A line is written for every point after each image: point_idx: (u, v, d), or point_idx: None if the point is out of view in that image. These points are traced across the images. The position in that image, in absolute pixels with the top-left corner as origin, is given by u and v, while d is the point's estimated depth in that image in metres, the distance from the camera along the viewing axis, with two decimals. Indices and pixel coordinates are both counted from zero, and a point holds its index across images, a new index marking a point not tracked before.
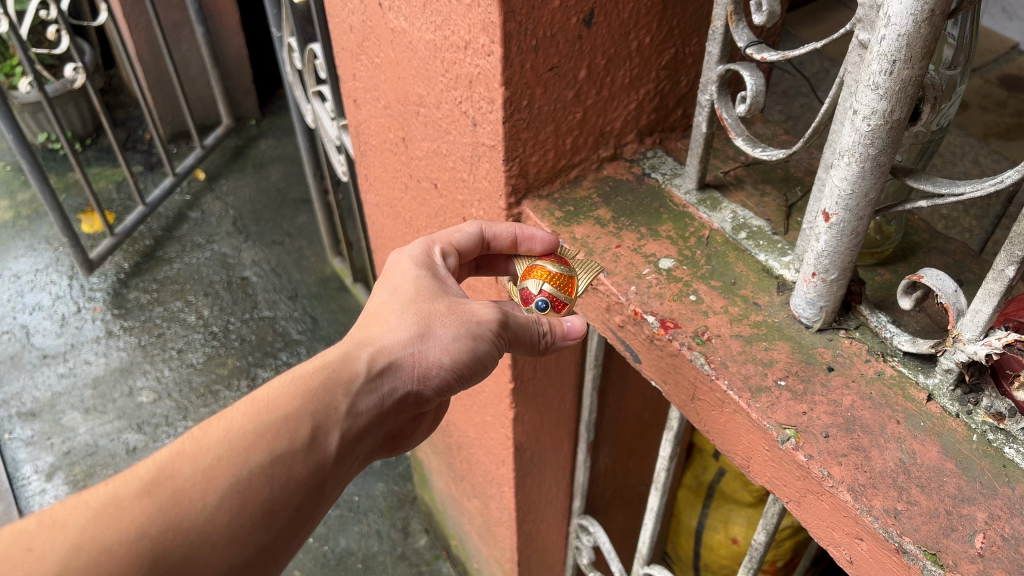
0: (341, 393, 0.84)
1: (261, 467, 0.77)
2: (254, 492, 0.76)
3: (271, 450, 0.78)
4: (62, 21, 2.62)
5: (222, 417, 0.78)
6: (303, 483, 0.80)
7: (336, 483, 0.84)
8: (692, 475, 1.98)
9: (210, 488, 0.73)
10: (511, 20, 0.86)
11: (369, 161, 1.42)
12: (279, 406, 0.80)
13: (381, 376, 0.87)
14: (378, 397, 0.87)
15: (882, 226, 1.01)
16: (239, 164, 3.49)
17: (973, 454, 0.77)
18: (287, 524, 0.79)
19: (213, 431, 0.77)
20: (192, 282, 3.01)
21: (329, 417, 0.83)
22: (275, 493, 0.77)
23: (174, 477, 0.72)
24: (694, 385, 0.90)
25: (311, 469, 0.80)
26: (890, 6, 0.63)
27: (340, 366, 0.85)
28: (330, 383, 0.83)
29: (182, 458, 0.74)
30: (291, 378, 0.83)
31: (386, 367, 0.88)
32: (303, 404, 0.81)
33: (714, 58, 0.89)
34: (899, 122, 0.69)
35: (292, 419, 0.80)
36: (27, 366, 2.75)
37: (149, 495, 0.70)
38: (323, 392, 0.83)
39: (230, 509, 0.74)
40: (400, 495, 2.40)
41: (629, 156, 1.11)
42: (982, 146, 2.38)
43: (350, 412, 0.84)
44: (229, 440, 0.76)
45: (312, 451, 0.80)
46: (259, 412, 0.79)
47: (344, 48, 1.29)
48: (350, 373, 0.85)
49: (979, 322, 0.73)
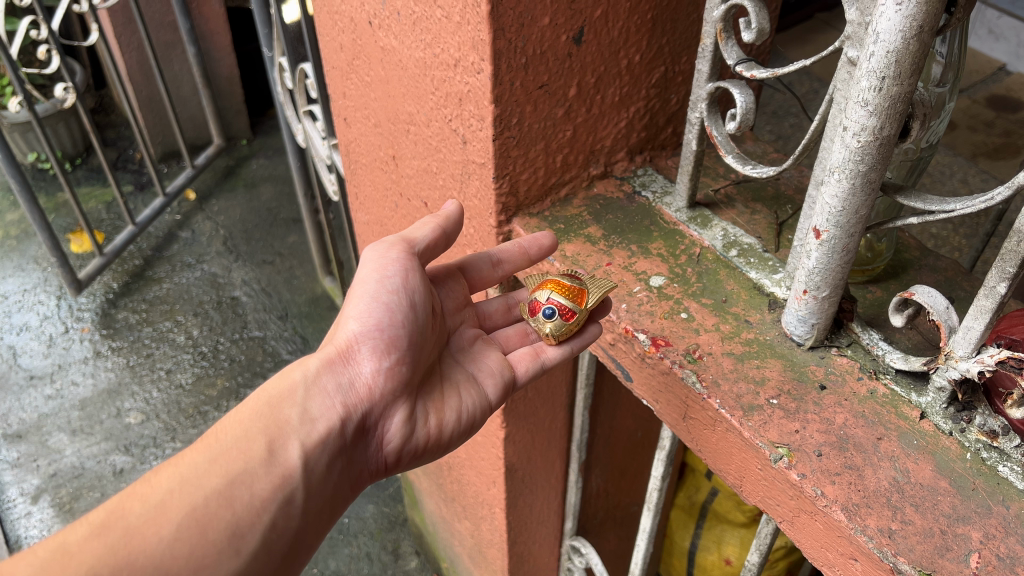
0: (287, 406, 0.86)
1: (218, 493, 0.77)
2: (212, 520, 0.76)
3: (227, 473, 0.79)
4: (53, 41, 2.62)
5: (177, 458, 0.80)
6: (268, 500, 0.80)
7: (310, 496, 0.84)
8: (685, 495, 1.96)
9: (164, 522, 0.74)
10: (500, 37, 0.86)
11: (359, 179, 1.42)
12: (227, 434, 0.82)
13: (320, 375, 0.89)
14: (325, 396, 0.88)
15: (872, 243, 1.00)
16: (230, 184, 3.49)
17: (967, 472, 0.76)
18: (260, 546, 0.79)
19: (164, 471, 0.78)
20: (181, 302, 3.00)
21: (281, 432, 0.84)
22: (239, 516, 0.77)
23: (126, 517, 0.73)
24: (686, 403, 0.89)
25: (273, 484, 0.81)
26: (878, 23, 0.63)
27: (276, 383, 0.88)
28: (273, 401, 0.86)
29: (134, 499, 0.75)
30: (237, 412, 0.85)
31: (320, 364, 0.89)
32: (251, 424, 0.83)
33: (704, 75, 0.89)
34: (889, 139, 0.69)
35: (242, 442, 0.82)
36: (13, 387, 2.73)
37: (100, 538, 0.71)
38: (269, 410, 0.85)
39: (190, 540, 0.74)
40: (390, 517, 2.37)
41: (619, 174, 1.11)
42: (971, 166, 2.39)
43: (304, 420, 0.86)
44: (181, 474, 0.78)
45: (272, 466, 0.81)
46: (210, 444, 0.81)
47: (334, 67, 1.29)
48: (289, 385, 0.88)
49: (972, 339, 0.72)
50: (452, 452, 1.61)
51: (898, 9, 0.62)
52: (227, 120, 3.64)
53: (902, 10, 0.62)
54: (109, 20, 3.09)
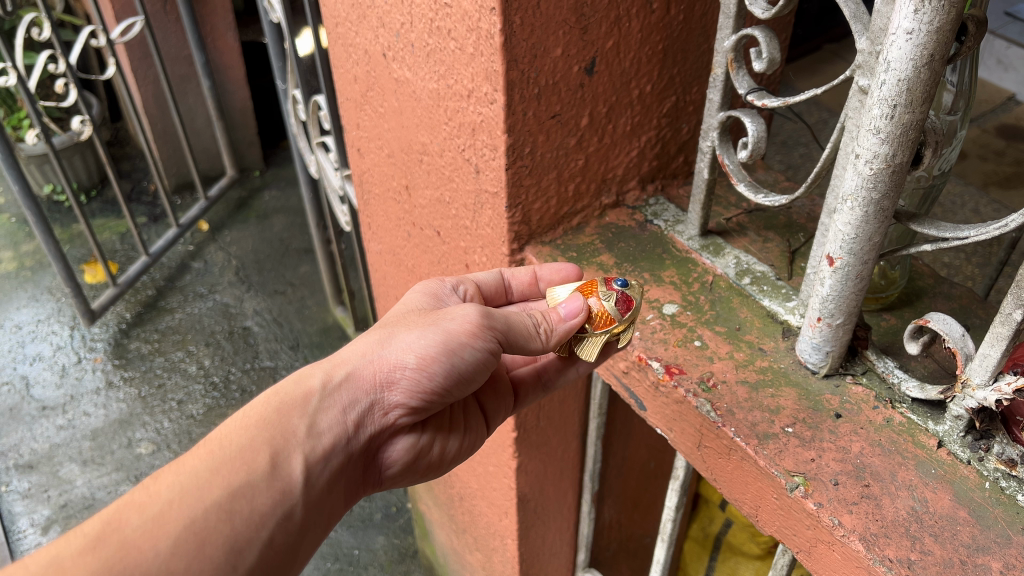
0: (297, 416, 0.82)
1: (218, 505, 0.74)
2: (211, 534, 0.73)
3: (229, 485, 0.75)
4: (71, 74, 2.65)
5: (177, 462, 0.76)
6: (267, 515, 0.77)
7: (309, 509, 0.81)
8: (699, 527, 1.94)
9: (163, 535, 0.70)
10: (514, 68, 0.87)
11: (372, 209, 1.43)
12: (232, 440, 0.78)
13: (340, 390, 0.84)
14: (340, 413, 0.84)
15: (886, 270, 0.99)
16: (243, 215, 3.52)
17: (986, 502, 0.75)
18: (257, 561, 0.76)
19: (164, 477, 0.74)
20: (193, 332, 3.01)
21: (288, 443, 0.80)
22: (237, 530, 0.75)
23: (122, 529, 0.70)
24: (700, 431, 0.89)
25: (273, 499, 0.77)
26: (890, 52, 0.64)
27: (292, 388, 0.83)
28: (284, 409, 0.81)
29: (130, 508, 0.71)
30: (243, 414, 0.81)
31: (345, 379, 0.85)
32: (257, 433, 0.79)
33: (715, 105, 0.90)
34: (901, 166, 0.69)
35: (248, 451, 0.78)
36: (26, 418, 2.74)
37: (94, 552, 0.68)
38: (276, 419, 0.81)
39: (188, 555, 0.71)
40: (401, 549, 2.35)
41: (631, 204, 1.12)
42: (982, 196, 2.39)
43: (311, 433, 0.82)
44: (181, 483, 0.74)
45: (274, 479, 0.78)
46: (213, 450, 0.77)
47: (348, 98, 1.30)
48: (303, 392, 0.83)
49: (989, 366, 0.72)
50: (463, 482, 1.61)
51: (909, 38, 0.62)
52: (240, 152, 3.68)
53: (914, 39, 0.62)
54: (126, 54, 3.13)
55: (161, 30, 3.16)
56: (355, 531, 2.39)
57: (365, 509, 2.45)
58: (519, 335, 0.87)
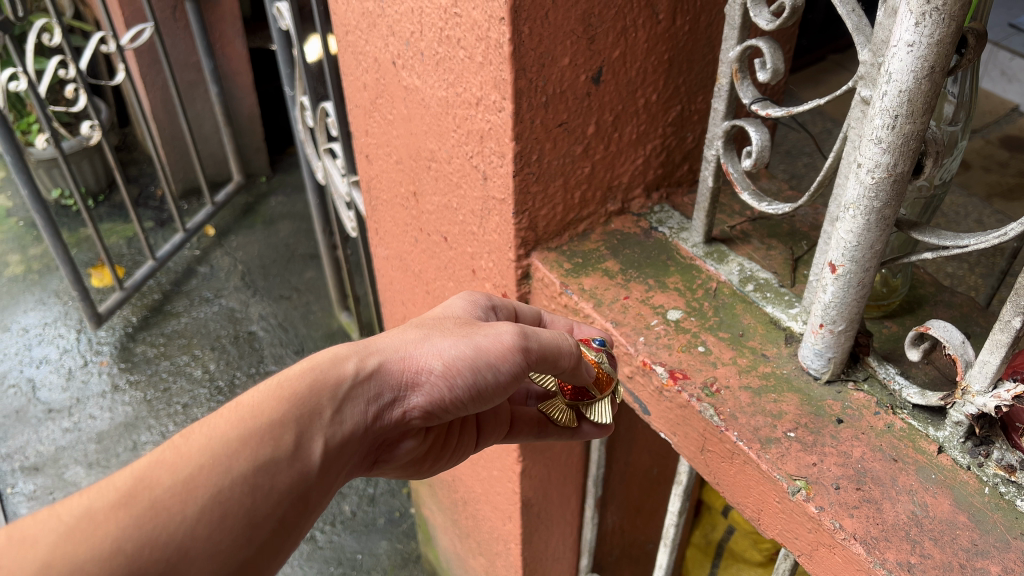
0: (327, 397, 0.80)
1: (244, 477, 0.71)
2: (234, 506, 0.70)
3: (256, 457, 0.73)
4: (81, 80, 2.68)
5: (205, 424, 0.73)
6: (285, 495, 0.74)
7: (322, 494, 0.79)
8: (701, 533, 1.95)
9: (191, 500, 0.67)
10: (522, 77, 0.88)
11: (379, 215, 1.45)
12: (265, 411, 0.76)
13: (370, 380, 0.84)
14: (365, 404, 0.83)
15: (887, 278, 1.01)
16: (249, 221, 3.54)
17: (986, 507, 0.76)
18: (269, 539, 0.73)
19: (195, 439, 0.71)
20: (199, 336, 3.03)
21: (314, 423, 0.78)
22: (258, 505, 0.72)
23: (153, 489, 0.66)
24: (703, 436, 0.90)
25: (293, 479, 0.75)
26: (891, 64, 0.65)
27: (328, 369, 0.81)
28: (315, 388, 0.80)
29: (161, 467, 0.68)
30: (277, 383, 0.79)
31: (376, 369, 0.85)
32: (289, 408, 0.77)
33: (720, 114, 0.91)
34: (902, 175, 0.70)
35: (278, 426, 0.75)
36: (32, 420, 2.76)
37: (126, 509, 0.64)
38: (308, 396, 0.79)
39: (211, 524, 0.68)
40: (403, 554, 2.36)
41: (637, 211, 1.13)
42: (986, 207, 2.40)
43: (335, 418, 0.80)
44: (212, 448, 0.71)
45: (296, 459, 0.76)
46: (244, 418, 0.74)
47: (357, 105, 1.32)
48: (336, 375, 0.82)
49: (988, 373, 0.73)
50: (468, 487, 1.62)
51: (910, 50, 0.64)
52: (247, 158, 3.70)
53: (915, 51, 0.64)
54: (135, 60, 3.16)
55: (170, 37, 3.19)
56: (358, 535, 2.40)
57: (368, 514, 2.46)
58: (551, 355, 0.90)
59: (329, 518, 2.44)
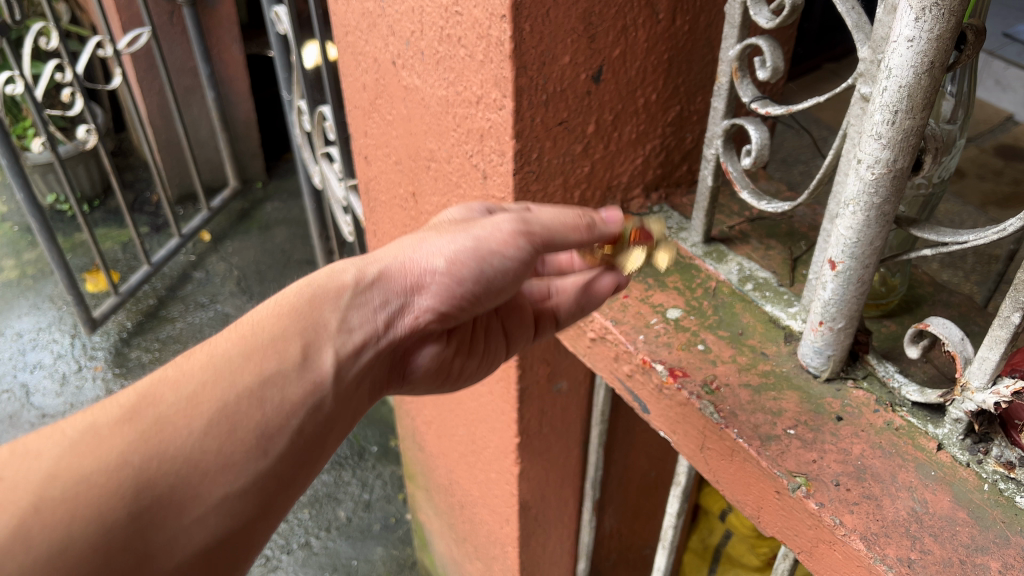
0: (329, 308, 0.78)
1: (250, 391, 0.71)
2: (243, 418, 0.69)
3: (260, 371, 0.72)
4: (77, 84, 2.67)
5: (209, 343, 0.73)
6: (299, 405, 0.73)
7: (339, 407, 0.78)
8: (698, 538, 1.96)
9: (197, 414, 0.67)
10: (523, 75, 0.88)
11: (377, 217, 1.45)
12: (266, 326, 0.75)
13: (372, 289, 0.81)
14: (370, 312, 0.81)
15: (886, 277, 1.01)
16: (245, 226, 3.54)
17: (985, 503, 0.76)
18: (289, 449, 0.72)
19: (197, 357, 0.71)
20: (194, 341, 3.03)
21: (320, 335, 0.77)
22: (269, 416, 0.71)
23: (158, 404, 0.66)
24: (702, 434, 0.90)
25: (304, 389, 0.74)
26: (891, 59, 0.66)
27: (327, 280, 0.79)
28: (316, 301, 0.78)
29: (165, 384, 0.68)
30: (277, 300, 0.77)
31: (377, 278, 0.81)
32: (290, 322, 0.76)
33: (719, 113, 0.91)
34: (902, 171, 0.70)
35: (281, 340, 0.75)
36: (26, 425, 2.74)
37: (130, 423, 0.64)
38: (311, 308, 0.77)
39: (220, 437, 0.68)
40: (399, 560, 2.35)
41: (636, 211, 1.13)
42: (981, 214, 2.41)
43: (344, 328, 0.79)
44: (215, 364, 0.70)
45: (306, 370, 0.75)
46: (247, 334, 0.73)
47: (356, 106, 1.32)
48: (336, 287, 0.79)
49: (987, 369, 0.73)
50: (465, 490, 1.61)
51: (910, 45, 0.64)
52: (243, 163, 3.70)
53: (914, 46, 0.64)
54: (132, 65, 3.16)
55: (167, 42, 3.19)
56: (354, 541, 2.40)
57: (363, 520, 2.45)
58: (559, 234, 0.81)
59: (324, 524, 2.43)
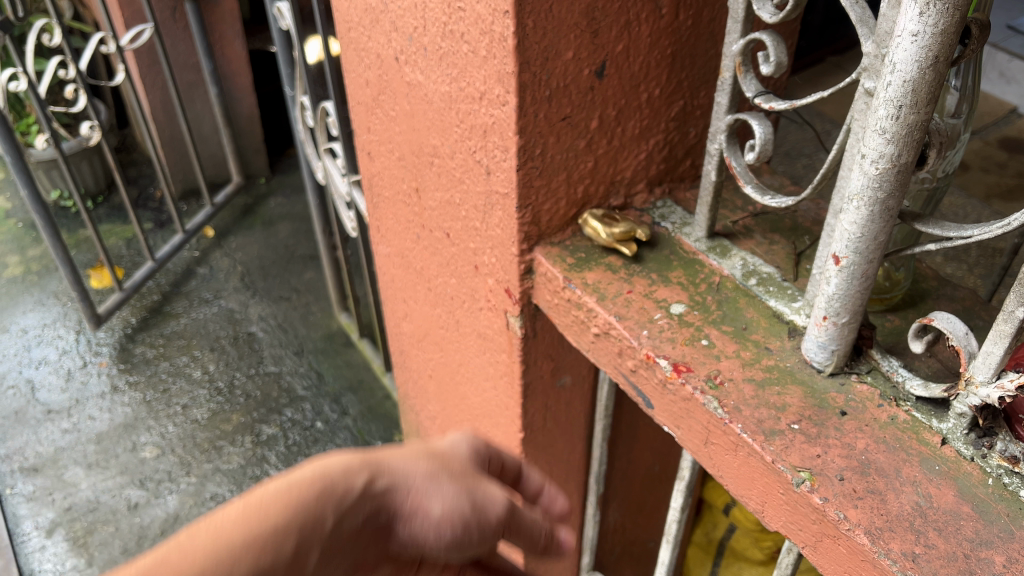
0: (336, 508, 0.64)
1: None
2: None
3: None
4: (80, 80, 2.67)
5: (209, 531, 0.58)
6: None
7: None
8: (702, 532, 1.96)
9: None
10: (526, 70, 0.88)
11: (381, 212, 1.45)
12: (280, 515, 0.60)
13: (371, 502, 0.67)
14: (360, 525, 0.66)
15: (890, 272, 1.02)
16: (248, 222, 3.54)
17: (990, 498, 0.76)
18: None
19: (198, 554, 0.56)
20: (198, 337, 3.04)
21: (319, 536, 0.62)
22: None
23: None
24: (707, 429, 0.90)
25: None
26: (895, 54, 0.66)
27: (334, 480, 0.65)
28: (324, 493, 0.64)
29: None
30: (284, 484, 0.62)
31: (382, 492, 0.68)
32: (303, 518, 0.61)
33: (723, 107, 0.91)
34: (906, 166, 0.70)
35: (292, 539, 0.60)
36: (31, 421, 2.76)
37: None
38: (318, 502, 0.63)
39: None
40: None
41: (639, 206, 1.13)
42: (985, 208, 2.40)
43: (336, 533, 0.64)
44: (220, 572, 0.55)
45: None
46: (259, 521, 0.59)
47: (359, 102, 1.32)
48: (344, 487, 0.65)
49: (991, 364, 0.73)
50: None
51: (914, 40, 0.64)
52: (246, 159, 3.70)
53: (918, 41, 0.64)
54: (135, 61, 3.16)
55: (169, 38, 3.19)
56: None
57: None
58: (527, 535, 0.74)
59: None
